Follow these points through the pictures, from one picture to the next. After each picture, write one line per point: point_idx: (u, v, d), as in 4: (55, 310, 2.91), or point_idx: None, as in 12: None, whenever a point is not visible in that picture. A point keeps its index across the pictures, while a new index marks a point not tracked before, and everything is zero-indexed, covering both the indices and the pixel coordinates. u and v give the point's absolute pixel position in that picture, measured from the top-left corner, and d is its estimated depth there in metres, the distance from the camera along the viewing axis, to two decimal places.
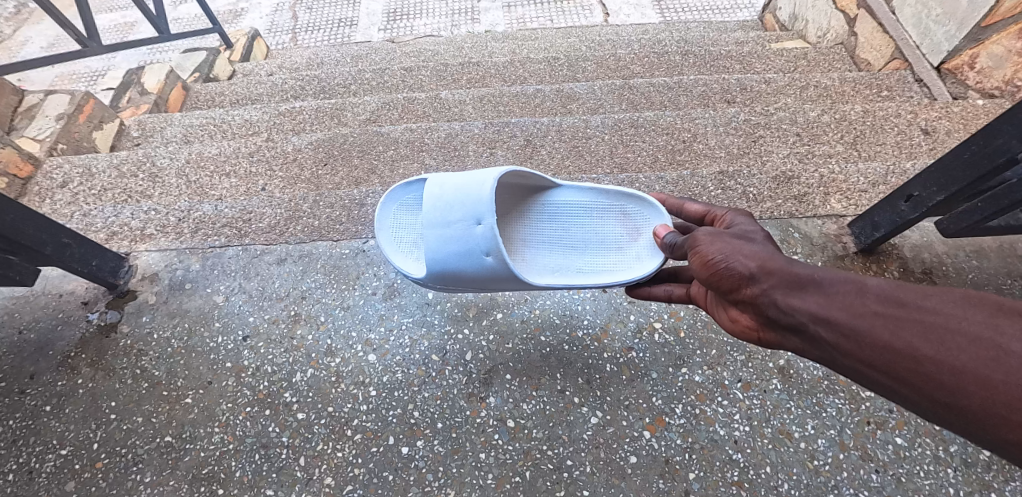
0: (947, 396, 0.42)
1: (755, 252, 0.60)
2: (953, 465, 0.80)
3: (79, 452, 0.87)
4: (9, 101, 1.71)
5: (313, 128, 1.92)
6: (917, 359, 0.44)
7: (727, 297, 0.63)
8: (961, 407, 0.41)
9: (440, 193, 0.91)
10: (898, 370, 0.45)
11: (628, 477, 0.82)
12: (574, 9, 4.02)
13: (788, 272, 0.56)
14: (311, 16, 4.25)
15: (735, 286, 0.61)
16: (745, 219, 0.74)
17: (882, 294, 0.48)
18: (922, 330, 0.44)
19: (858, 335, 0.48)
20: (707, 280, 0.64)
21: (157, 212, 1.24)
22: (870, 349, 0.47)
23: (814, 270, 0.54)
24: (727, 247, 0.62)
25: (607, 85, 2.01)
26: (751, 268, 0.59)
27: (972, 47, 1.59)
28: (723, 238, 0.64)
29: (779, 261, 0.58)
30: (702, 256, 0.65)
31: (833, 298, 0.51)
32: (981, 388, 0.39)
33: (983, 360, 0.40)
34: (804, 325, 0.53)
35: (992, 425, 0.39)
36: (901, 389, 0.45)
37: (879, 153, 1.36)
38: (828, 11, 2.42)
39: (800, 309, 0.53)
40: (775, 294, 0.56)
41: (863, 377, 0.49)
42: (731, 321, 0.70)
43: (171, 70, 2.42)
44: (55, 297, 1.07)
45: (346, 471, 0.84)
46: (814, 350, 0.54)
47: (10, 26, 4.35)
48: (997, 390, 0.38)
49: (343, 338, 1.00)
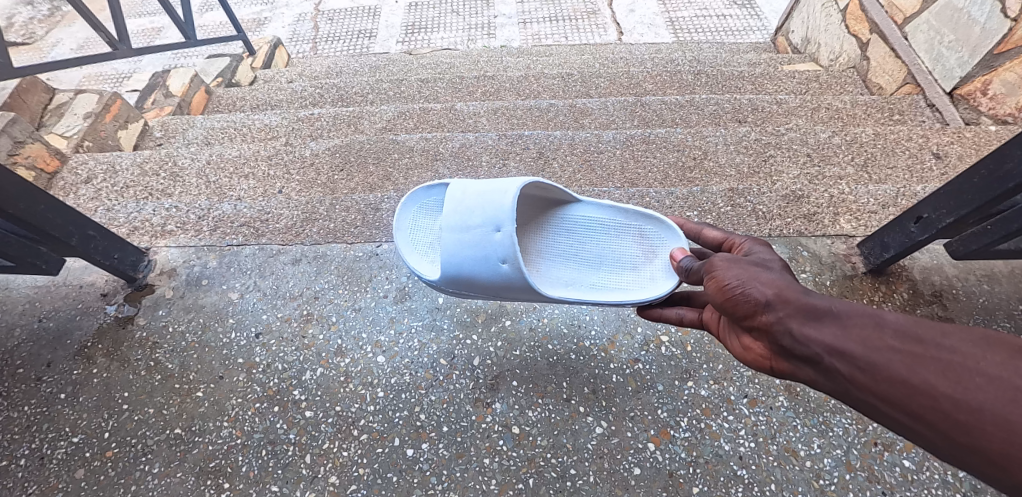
0: (961, 435, 0.42)
1: (772, 280, 0.61)
2: (962, 490, 0.79)
3: (90, 440, 0.89)
4: (41, 99, 1.80)
5: (330, 134, 1.96)
6: (934, 395, 0.44)
7: (741, 323, 0.64)
8: (976, 447, 0.41)
9: (463, 198, 0.93)
10: (913, 406, 0.45)
11: (631, 489, 0.82)
12: (589, 27, 4.09)
13: (804, 302, 0.56)
14: (332, 27, 4.37)
15: (750, 312, 0.61)
16: (762, 248, 0.75)
17: (900, 329, 0.48)
18: (938, 367, 0.44)
19: (873, 369, 0.48)
20: (722, 306, 0.65)
21: (178, 209, 1.28)
22: (885, 384, 0.47)
23: (831, 301, 0.54)
24: (744, 274, 0.63)
25: (620, 102, 2.04)
26: (767, 295, 0.59)
27: (984, 74, 1.60)
28: (741, 265, 0.65)
29: (795, 291, 0.58)
30: (719, 281, 0.66)
31: (850, 330, 0.51)
32: (997, 428, 0.40)
33: (1000, 401, 0.40)
34: (820, 356, 0.53)
35: (1006, 464, 0.39)
36: (915, 425, 0.45)
37: (890, 176, 1.36)
38: (840, 35, 2.45)
39: (816, 340, 0.53)
40: (791, 323, 0.56)
41: (876, 411, 0.49)
42: (744, 348, 0.70)
43: (196, 75, 2.50)
44: (76, 287, 1.10)
45: (351, 471, 0.85)
46: (828, 382, 0.54)
47: (43, 27, 4.51)
48: (1014, 431, 0.39)
49: (353, 339, 1.02)
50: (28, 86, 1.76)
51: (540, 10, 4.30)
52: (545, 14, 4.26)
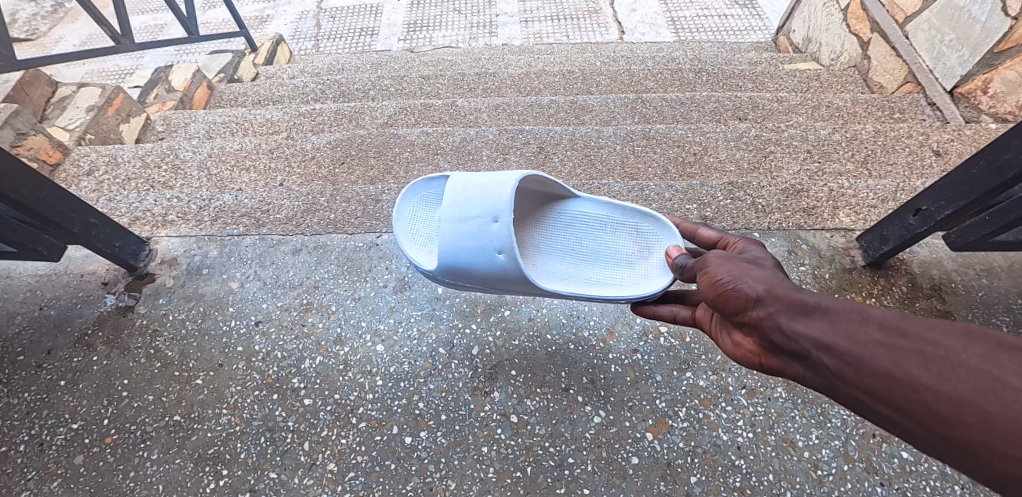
0: (942, 427, 0.42)
1: (763, 276, 0.61)
2: (960, 482, 0.79)
3: (89, 427, 0.89)
4: (44, 92, 1.80)
5: (331, 129, 1.96)
6: (917, 388, 0.43)
7: (732, 319, 0.64)
8: (958, 440, 0.41)
9: (462, 189, 0.93)
10: (897, 399, 0.45)
11: (630, 478, 0.82)
12: (590, 26, 4.10)
13: (794, 298, 0.56)
14: (334, 25, 4.37)
15: (741, 308, 0.61)
16: (755, 247, 0.75)
17: (885, 323, 0.48)
18: (921, 359, 0.44)
19: (858, 363, 0.48)
20: (714, 302, 0.65)
21: (179, 200, 1.28)
22: (869, 378, 0.47)
23: (820, 297, 0.54)
24: (736, 270, 0.63)
25: (620, 99, 2.05)
26: (758, 291, 0.60)
27: (985, 72, 1.61)
28: (733, 262, 0.65)
29: (785, 287, 0.58)
30: (711, 278, 0.66)
31: (837, 324, 0.51)
32: (976, 419, 0.40)
33: (979, 392, 0.40)
34: (808, 351, 0.53)
35: (984, 455, 0.39)
36: (897, 418, 0.45)
37: (890, 172, 1.36)
38: (841, 35, 2.46)
39: (804, 334, 0.53)
40: (780, 318, 0.56)
41: (862, 405, 0.48)
42: (735, 345, 0.70)
43: (198, 70, 2.51)
44: (77, 276, 1.11)
45: (349, 458, 0.85)
46: (816, 377, 0.53)
47: (46, 24, 4.53)
48: (992, 422, 0.39)
49: (353, 328, 1.02)
50: (31, 79, 1.76)
51: (542, 10, 4.31)
52: (547, 12, 4.27)
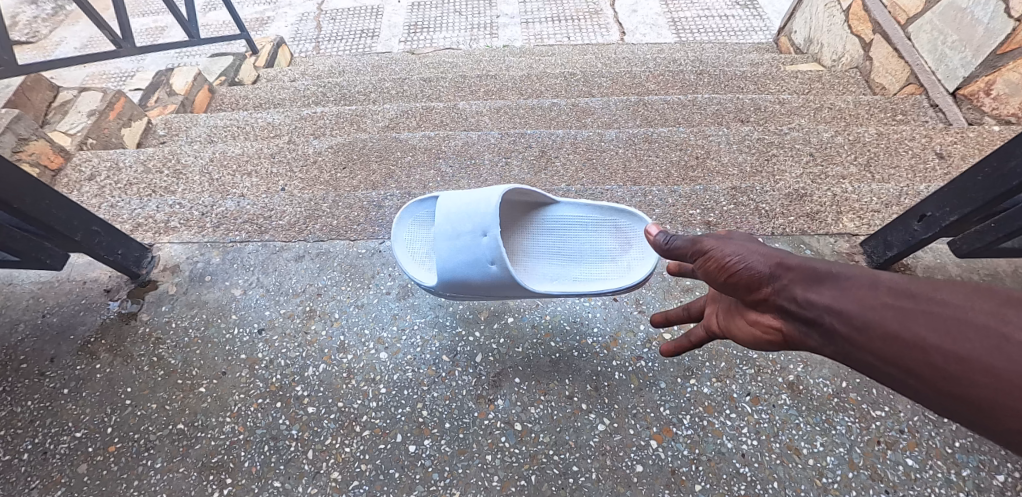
0: (954, 387, 0.41)
1: (771, 252, 0.62)
2: (965, 489, 0.79)
3: (93, 435, 0.89)
4: (45, 97, 1.80)
5: (332, 132, 1.96)
6: (926, 350, 0.43)
7: (746, 296, 0.64)
8: (970, 400, 0.40)
9: (448, 210, 0.94)
10: (907, 362, 0.44)
11: (634, 486, 0.82)
12: (591, 27, 4.09)
13: (802, 268, 0.57)
14: (335, 26, 4.37)
15: (752, 285, 0.62)
16: None
17: (892, 288, 0.47)
18: (928, 321, 0.43)
19: (867, 328, 0.48)
20: (725, 281, 0.66)
21: (182, 206, 1.28)
22: (879, 341, 0.47)
23: (829, 266, 0.55)
24: (742, 249, 0.64)
25: (622, 102, 2.04)
26: (767, 267, 0.61)
27: (988, 74, 1.60)
28: (738, 241, 0.66)
29: (794, 258, 0.59)
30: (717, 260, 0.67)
31: (846, 292, 0.51)
32: (987, 377, 0.39)
33: (986, 349, 0.39)
34: (819, 318, 0.53)
35: (997, 414, 0.38)
36: (909, 380, 0.45)
37: (894, 176, 1.36)
38: (843, 35, 2.45)
39: (815, 304, 0.54)
40: (793, 290, 0.57)
41: (876, 370, 0.48)
42: (750, 323, 0.70)
43: (199, 73, 2.51)
44: (80, 283, 1.11)
45: (353, 466, 0.85)
46: (830, 345, 0.53)
47: (47, 26, 4.54)
48: (1002, 379, 0.38)
49: (356, 335, 1.02)
50: (31, 84, 1.76)
51: (542, 11, 4.30)
52: (547, 13, 4.27)
